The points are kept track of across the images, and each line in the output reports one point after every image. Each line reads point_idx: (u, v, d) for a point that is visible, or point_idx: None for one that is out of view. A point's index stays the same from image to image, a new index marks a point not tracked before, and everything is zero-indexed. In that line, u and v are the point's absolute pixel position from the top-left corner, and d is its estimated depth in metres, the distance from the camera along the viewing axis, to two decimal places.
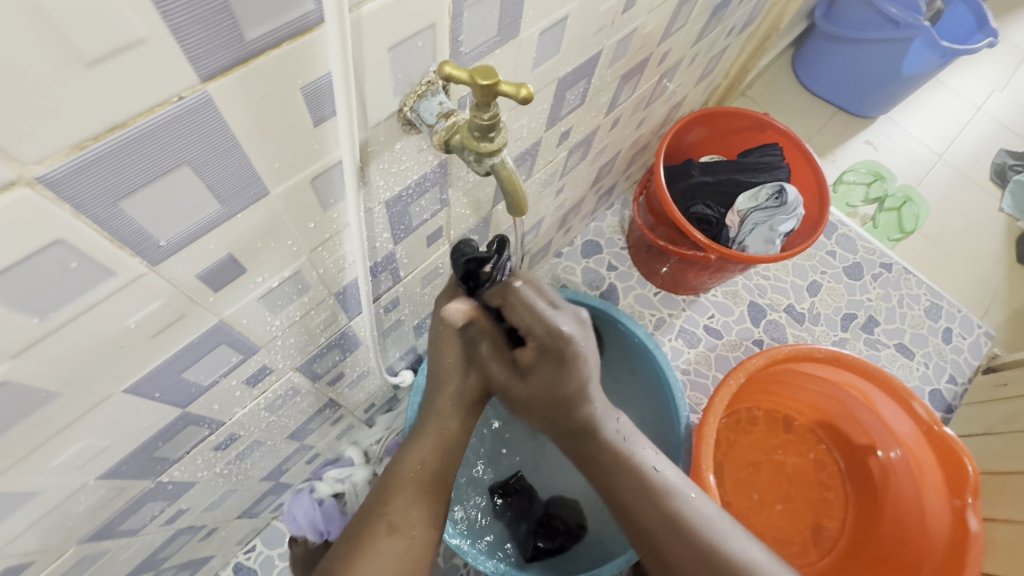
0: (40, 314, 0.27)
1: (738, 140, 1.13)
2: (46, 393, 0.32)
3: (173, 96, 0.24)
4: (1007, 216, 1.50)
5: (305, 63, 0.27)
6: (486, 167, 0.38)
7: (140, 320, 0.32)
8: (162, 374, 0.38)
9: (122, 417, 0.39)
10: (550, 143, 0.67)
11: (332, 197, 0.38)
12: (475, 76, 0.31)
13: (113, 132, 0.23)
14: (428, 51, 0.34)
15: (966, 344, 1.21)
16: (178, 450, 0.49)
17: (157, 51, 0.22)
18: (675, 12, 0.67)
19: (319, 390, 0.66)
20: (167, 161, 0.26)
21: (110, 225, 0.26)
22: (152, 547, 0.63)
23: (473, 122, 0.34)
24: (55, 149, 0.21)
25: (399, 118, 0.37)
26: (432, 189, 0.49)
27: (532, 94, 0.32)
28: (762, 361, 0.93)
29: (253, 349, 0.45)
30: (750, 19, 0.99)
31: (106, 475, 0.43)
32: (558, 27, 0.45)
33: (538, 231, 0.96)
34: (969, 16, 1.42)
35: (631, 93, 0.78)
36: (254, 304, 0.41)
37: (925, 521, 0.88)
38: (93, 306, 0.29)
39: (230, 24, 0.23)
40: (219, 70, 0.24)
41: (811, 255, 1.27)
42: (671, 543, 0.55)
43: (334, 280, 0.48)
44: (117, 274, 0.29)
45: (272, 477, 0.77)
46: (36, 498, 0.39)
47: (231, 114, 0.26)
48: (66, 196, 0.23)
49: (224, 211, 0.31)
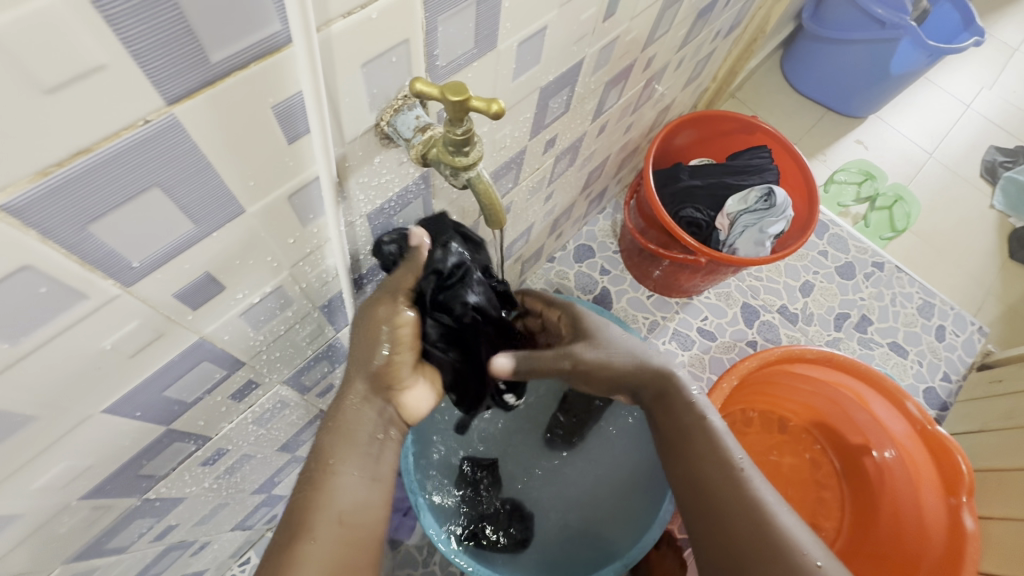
0: (11, 339, 0.27)
1: (727, 142, 1.14)
2: (22, 417, 0.31)
3: (139, 121, 0.24)
4: (998, 213, 1.50)
5: (276, 83, 0.28)
6: (464, 181, 0.38)
7: (116, 341, 0.32)
8: (143, 393, 0.38)
9: (104, 437, 0.39)
10: (536, 151, 0.67)
11: (311, 213, 0.38)
12: (447, 92, 0.31)
13: (77, 158, 0.23)
14: (403, 67, 0.34)
15: (959, 342, 1.21)
16: (164, 467, 0.49)
17: (118, 77, 0.22)
18: (658, 18, 0.67)
19: (309, 402, 0.66)
20: (137, 184, 0.26)
21: (80, 248, 0.26)
22: (144, 563, 0.63)
23: (448, 137, 0.34)
24: (17, 176, 0.21)
25: (377, 133, 0.37)
26: (415, 201, 0.49)
27: (504, 108, 0.32)
28: (755, 363, 0.93)
29: (237, 364, 0.45)
30: (736, 22, 0.99)
31: (90, 494, 0.43)
32: (536, 38, 0.45)
33: (529, 237, 0.95)
34: (955, 15, 1.43)
35: (617, 98, 0.78)
36: (236, 320, 0.40)
37: (922, 522, 0.88)
38: (67, 329, 0.29)
39: (193, 49, 0.23)
40: (185, 93, 0.24)
41: (803, 255, 1.27)
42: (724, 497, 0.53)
43: (318, 293, 0.48)
44: (89, 296, 0.28)
45: (264, 489, 0.77)
46: (18, 520, 0.38)
47: (201, 136, 0.26)
48: (31, 222, 0.23)
49: (199, 230, 0.31)
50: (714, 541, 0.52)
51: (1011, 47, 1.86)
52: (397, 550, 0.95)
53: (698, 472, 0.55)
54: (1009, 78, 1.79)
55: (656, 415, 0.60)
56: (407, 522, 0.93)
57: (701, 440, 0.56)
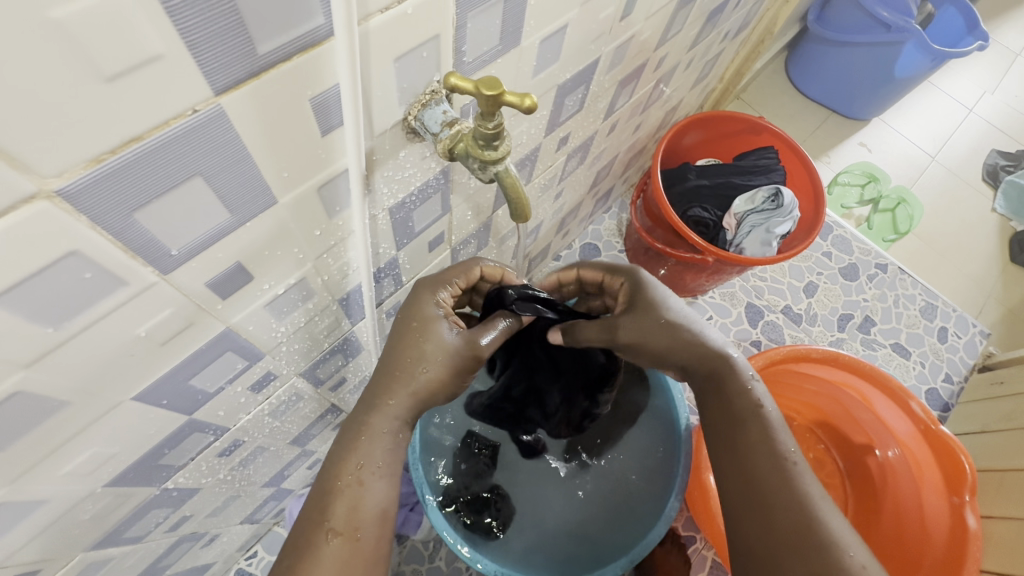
0: (55, 324, 0.28)
1: (734, 143, 1.14)
2: (57, 402, 0.32)
3: (187, 110, 0.24)
4: (1000, 216, 1.51)
5: (314, 76, 0.28)
6: (490, 175, 0.39)
7: (150, 329, 0.33)
8: (170, 381, 0.39)
9: (131, 424, 0.39)
10: (549, 149, 0.67)
11: (338, 205, 0.38)
12: (480, 87, 0.32)
13: (129, 146, 0.23)
14: (432, 62, 0.35)
15: (961, 343, 1.22)
16: (183, 456, 0.49)
17: (173, 66, 0.22)
18: (671, 19, 0.68)
19: (321, 396, 0.66)
20: (180, 173, 0.26)
21: (122, 236, 0.26)
22: (156, 554, 0.63)
23: (478, 131, 0.35)
24: (73, 162, 0.22)
25: (403, 127, 0.38)
26: (434, 196, 0.50)
27: (536, 103, 0.33)
28: (761, 362, 0.93)
29: (258, 355, 0.46)
30: (745, 24, 1.00)
31: (113, 482, 0.43)
32: (557, 36, 0.46)
33: (537, 234, 0.96)
34: (959, 19, 1.43)
35: (628, 98, 0.79)
36: (261, 311, 0.41)
37: (925, 519, 0.89)
38: (105, 316, 0.29)
39: (243, 40, 0.23)
40: (231, 84, 0.25)
41: (807, 256, 1.28)
42: (777, 482, 0.51)
43: (338, 286, 0.48)
44: (129, 283, 0.29)
45: (274, 482, 0.77)
46: (43, 506, 0.39)
47: (242, 125, 0.27)
48: (81, 207, 0.24)
49: (234, 220, 0.31)
50: (755, 520, 0.50)
51: (1013, 52, 1.87)
52: (404, 544, 0.95)
53: (747, 460, 0.53)
54: (1011, 83, 1.80)
55: (708, 397, 0.58)
56: (414, 517, 0.94)
57: (752, 425, 0.55)
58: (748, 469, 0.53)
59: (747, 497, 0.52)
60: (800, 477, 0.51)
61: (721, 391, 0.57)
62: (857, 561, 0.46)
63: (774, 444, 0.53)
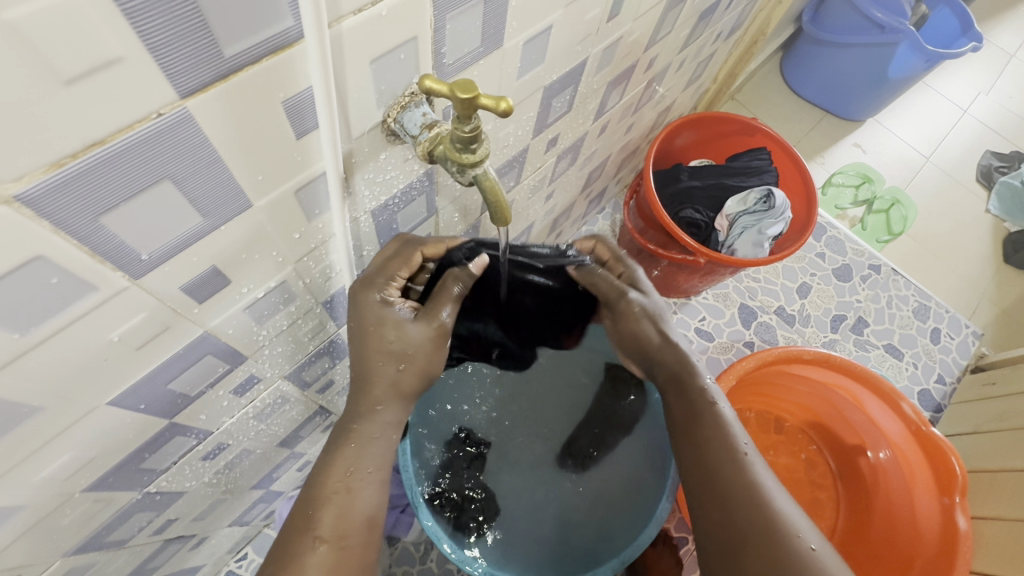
0: (21, 330, 0.27)
1: (727, 144, 1.14)
2: (29, 408, 0.31)
3: (152, 113, 0.24)
4: (994, 217, 1.51)
5: (286, 78, 0.28)
6: (470, 178, 0.38)
7: (123, 334, 0.32)
8: (147, 385, 0.38)
9: (109, 429, 0.39)
10: (538, 150, 0.67)
11: (317, 208, 0.38)
12: (456, 89, 0.31)
13: (92, 150, 0.23)
14: (411, 64, 0.35)
15: (953, 344, 1.22)
16: (165, 460, 0.49)
17: (135, 69, 0.22)
18: (661, 20, 0.67)
19: (309, 398, 0.66)
20: (148, 177, 0.26)
21: (90, 240, 0.26)
22: (142, 557, 0.63)
23: (456, 134, 0.34)
24: (33, 166, 0.22)
25: (383, 129, 0.38)
26: (419, 198, 0.50)
27: (512, 107, 0.32)
28: (752, 363, 0.93)
29: (240, 358, 0.45)
30: (738, 24, 1.00)
31: (92, 487, 0.43)
32: (542, 37, 0.46)
33: (529, 236, 0.96)
34: (953, 21, 1.43)
35: (619, 99, 0.79)
36: (240, 314, 0.41)
37: (915, 520, 0.89)
38: (75, 321, 0.29)
39: (208, 42, 0.23)
40: (198, 87, 0.24)
41: (800, 257, 1.28)
42: (730, 475, 0.52)
43: (321, 289, 0.48)
44: (99, 288, 0.29)
45: (263, 484, 0.77)
46: (20, 512, 0.38)
47: (211, 129, 0.27)
48: (44, 212, 0.23)
49: (207, 224, 0.31)
50: (715, 516, 0.51)
51: (1008, 53, 1.88)
52: (395, 547, 0.95)
53: (704, 456, 0.54)
54: (1005, 84, 1.80)
55: (671, 400, 0.60)
56: (405, 519, 0.92)
57: (709, 425, 0.56)
58: (708, 468, 0.54)
59: (711, 496, 0.52)
60: (750, 468, 0.52)
61: (678, 391, 0.59)
62: (808, 545, 0.47)
63: (726, 438, 0.54)
